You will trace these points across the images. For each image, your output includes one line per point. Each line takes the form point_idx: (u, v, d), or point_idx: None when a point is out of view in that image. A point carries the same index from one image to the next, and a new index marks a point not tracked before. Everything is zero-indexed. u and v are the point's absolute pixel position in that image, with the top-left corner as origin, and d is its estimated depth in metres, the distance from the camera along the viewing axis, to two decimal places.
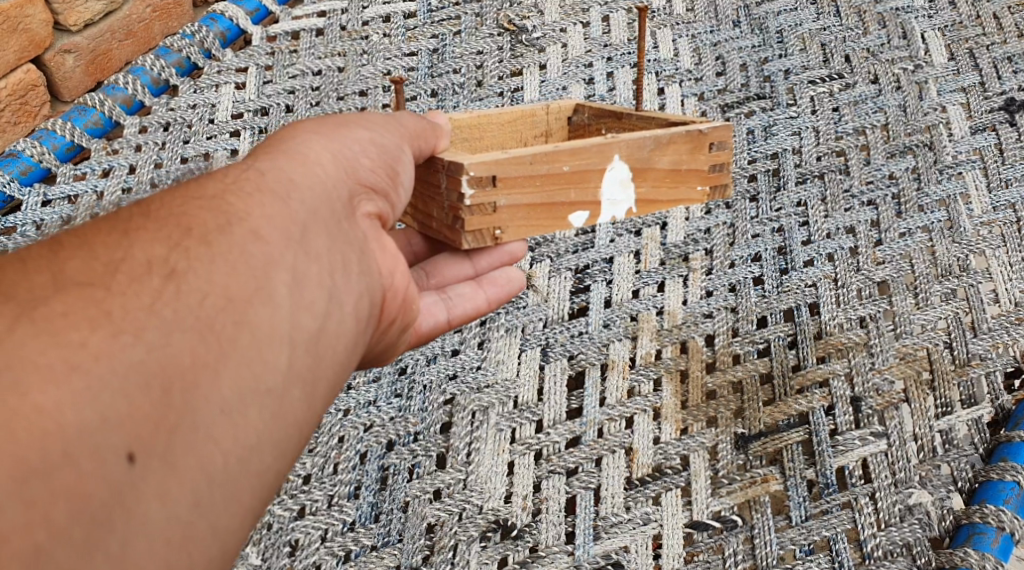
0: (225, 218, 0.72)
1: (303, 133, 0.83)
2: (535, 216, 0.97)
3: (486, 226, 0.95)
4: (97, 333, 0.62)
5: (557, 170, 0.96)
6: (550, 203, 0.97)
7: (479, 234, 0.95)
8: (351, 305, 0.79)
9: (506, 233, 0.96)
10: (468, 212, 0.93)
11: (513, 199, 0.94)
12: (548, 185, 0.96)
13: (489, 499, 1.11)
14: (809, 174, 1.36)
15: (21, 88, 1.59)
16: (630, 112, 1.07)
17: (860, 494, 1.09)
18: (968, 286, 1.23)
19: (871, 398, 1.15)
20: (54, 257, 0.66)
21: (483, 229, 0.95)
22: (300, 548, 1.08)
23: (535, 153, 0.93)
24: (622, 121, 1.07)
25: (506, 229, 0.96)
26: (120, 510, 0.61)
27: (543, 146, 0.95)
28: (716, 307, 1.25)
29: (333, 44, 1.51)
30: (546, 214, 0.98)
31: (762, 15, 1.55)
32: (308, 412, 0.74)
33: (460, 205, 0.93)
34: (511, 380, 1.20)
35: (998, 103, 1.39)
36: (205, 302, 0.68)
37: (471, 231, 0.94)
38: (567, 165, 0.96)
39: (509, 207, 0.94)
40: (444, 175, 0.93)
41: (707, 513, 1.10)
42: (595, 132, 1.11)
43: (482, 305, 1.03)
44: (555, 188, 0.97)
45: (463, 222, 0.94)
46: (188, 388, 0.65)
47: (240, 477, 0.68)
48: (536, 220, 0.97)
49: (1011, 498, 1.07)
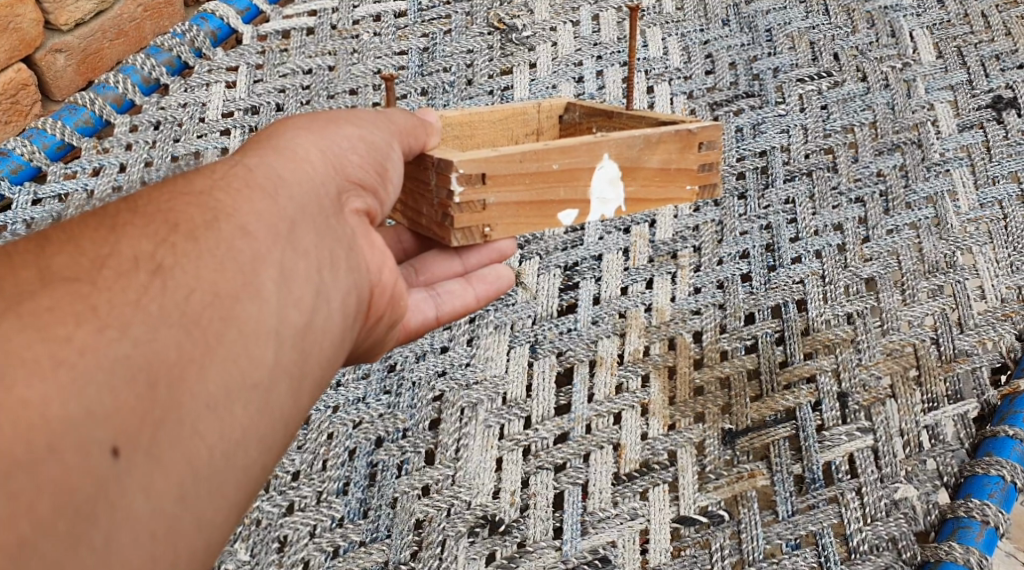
0: (213, 214, 0.72)
1: (291, 129, 0.83)
2: (525, 213, 0.97)
3: (475, 224, 0.95)
4: (83, 328, 0.63)
5: (546, 168, 0.96)
6: (540, 201, 0.98)
7: (468, 232, 0.95)
8: (338, 300, 0.79)
9: (495, 231, 0.96)
10: (457, 209, 0.93)
11: (502, 196, 0.95)
12: (538, 183, 0.96)
13: (477, 495, 1.12)
14: (797, 171, 1.37)
15: (12, 87, 1.60)
16: (621, 111, 1.08)
17: (846, 489, 1.09)
18: (954, 283, 1.24)
19: (858, 394, 1.16)
20: (40, 253, 0.66)
21: (473, 226, 0.95)
22: (288, 544, 1.09)
23: (525, 151, 0.94)
24: (613, 120, 1.09)
25: (496, 226, 0.96)
26: (105, 503, 0.61)
27: (532, 144, 0.95)
28: (704, 304, 1.26)
29: (322, 43, 1.51)
30: (536, 211, 0.98)
31: (751, 14, 1.55)
32: (295, 406, 0.75)
33: (449, 202, 0.93)
34: (500, 376, 1.20)
35: (985, 101, 1.40)
36: (192, 297, 0.68)
37: (459, 229, 0.95)
38: (556, 163, 0.96)
39: (499, 204, 0.95)
40: (433, 172, 0.93)
41: (694, 508, 1.11)
42: (586, 129, 1.12)
43: (471, 302, 1.03)
44: (545, 186, 0.97)
45: (452, 218, 0.94)
46: (174, 382, 0.65)
47: (226, 471, 0.68)
48: (526, 216, 0.98)
49: (996, 492, 1.08)
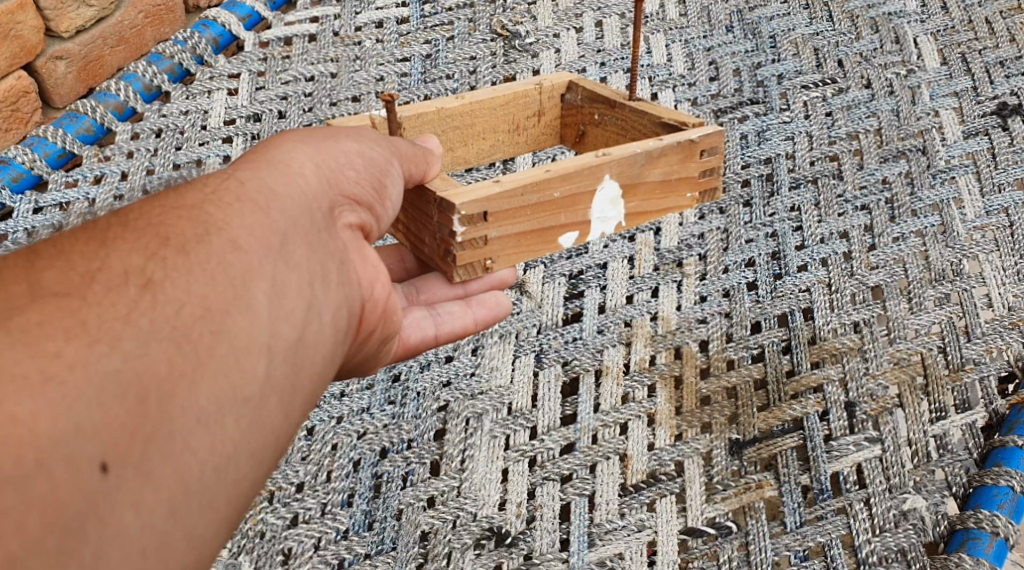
0: (205, 228, 0.71)
1: (288, 142, 0.82)
2: (526, 243, 0.96)
3: (476, 259, 0.93)
4: (72, 343, 0.62)
5: (547, 198, 0.95)
6: (540, 229, 0.96)
7: (469, 267, 0.94)
8: (330, 314, 0.78)
9: (497, 263, 0.95)
10: (460, 247, 0.92)
11: (503, 231, 0.93)
12: (540, 213, 0.95)
13: (483, 506, 1.11)
14: (802, 178, 1.36)
15: (13, 95, 1.59)
16: (624, 102, 1.07)
17: (855, 500, 1.08)
18: (961, 291, 1.23)
19: (865, 403, 1.15)
20: (29, 267, 0.65)
21: (474, 261, 0.94)
22: (293, 557, 1.08)
23: (525, 184, 0.92)
24: (616, 109, 1.08)
25: (497, 259, 0.95)
26: (96, 520, 0.60)
27: (532, 174, 0.94)
28: (710, 312, 1.25)
29: (325, 50, 1.50)
30: (538, 239, 0.97)
31: (755, 20, 1.55)
32: (285, 421, 0.74)
33: (451, 240, 0.92)
34: (505, 386, 1.20)
35: (991, 108, 1.39)
36: (182, 312, 0.67)
37: (462, 265, 0.93)
38: (557, 191, 0.95)
39: (500, 238, 0.94)
40: (436, 209, 0.92)
41: (702, 519, 1.10)
42: (588, 114, 1.11)
43: (470, 324, 1.02)
44: (546, 215, 0.96)
45: (454, 256, 0.92)
46: (165, 397, 0.64)
47: (216, 485, 0.67)
48: (527, 246, 0.96)
49: (1006, 502, 1.06)
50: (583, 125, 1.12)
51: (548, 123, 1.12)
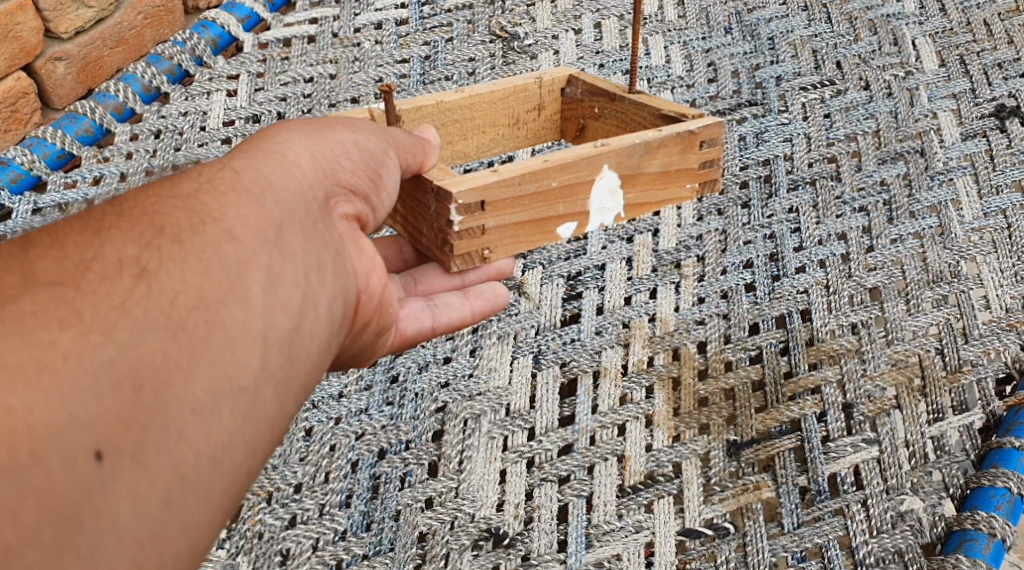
0: (199, 217, 0.71)
1: (283, 132, 0.83)
2: (524, 233, 0.96)
3: (475, 248, 0.93)
4: (67, 332, 0.62)
5: (545, 187, 0.95)
6: (539, 219, 0.96)
7: (468, 257, 0.94)
8: (326, 305, 0.79)
9: (495, 253, 0.95)
10: (457, 237, 0.92)
11: (501, 220, 0.93)
12: (538, 202, 0.95)
13: (481, 507, 1.11)
14: (801, 180, 1.36)
15: (11, 96, 1.59)
16: (624, 95, 1.07)
17: (852, 501, 1.09)
18: (959, 292, 1.23)
19: (864, 404, 1.15)
20: (23, 257, 0.65)
21: (473, 251, 0.94)
22: (291, 557, 1.08)
23: (523, 173, 0.92)
24: (615, 102, 1.08)
25: (495, 249, 0.95)
26: (91, 511, 0.60)
27: (531, 163, 0.94)
28: (708, 313, 1.26)
29: (324, 51, 1.50)
30: (537, 229, 0.97)
31: (754, 21, 1.56)
32: (279, 412, 0.74)
33: (449, 229, 0.92)
34: (503, 388, 1.20)
35: (989, 110, 1.39)
36: (177, 302, 0.67)
37: (459, 255, 0.93)
38: (555, 181, 0.95)
39: (498, 227, 0.94)
40: (433, 198, 0.92)
41: (700, 520, 1.10)
42: (589, 107, 1.11)
43: (467, 317, 1.02)
44: (544, 204, 0.96)
45: (451, 245, 0.92)
46: (160, 387, 0.64)
47: (211, 477, 0.67)
48: (525, 236, 0.97)
49: (1002, 504, 1.06)
50: (583, 118, 1.12)
51: (548, 118, 1.13)
